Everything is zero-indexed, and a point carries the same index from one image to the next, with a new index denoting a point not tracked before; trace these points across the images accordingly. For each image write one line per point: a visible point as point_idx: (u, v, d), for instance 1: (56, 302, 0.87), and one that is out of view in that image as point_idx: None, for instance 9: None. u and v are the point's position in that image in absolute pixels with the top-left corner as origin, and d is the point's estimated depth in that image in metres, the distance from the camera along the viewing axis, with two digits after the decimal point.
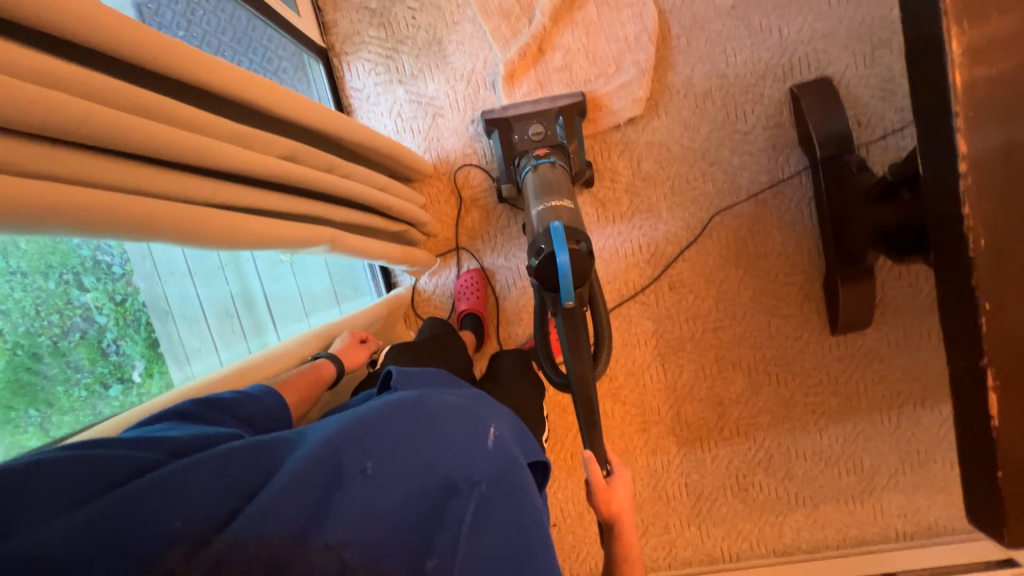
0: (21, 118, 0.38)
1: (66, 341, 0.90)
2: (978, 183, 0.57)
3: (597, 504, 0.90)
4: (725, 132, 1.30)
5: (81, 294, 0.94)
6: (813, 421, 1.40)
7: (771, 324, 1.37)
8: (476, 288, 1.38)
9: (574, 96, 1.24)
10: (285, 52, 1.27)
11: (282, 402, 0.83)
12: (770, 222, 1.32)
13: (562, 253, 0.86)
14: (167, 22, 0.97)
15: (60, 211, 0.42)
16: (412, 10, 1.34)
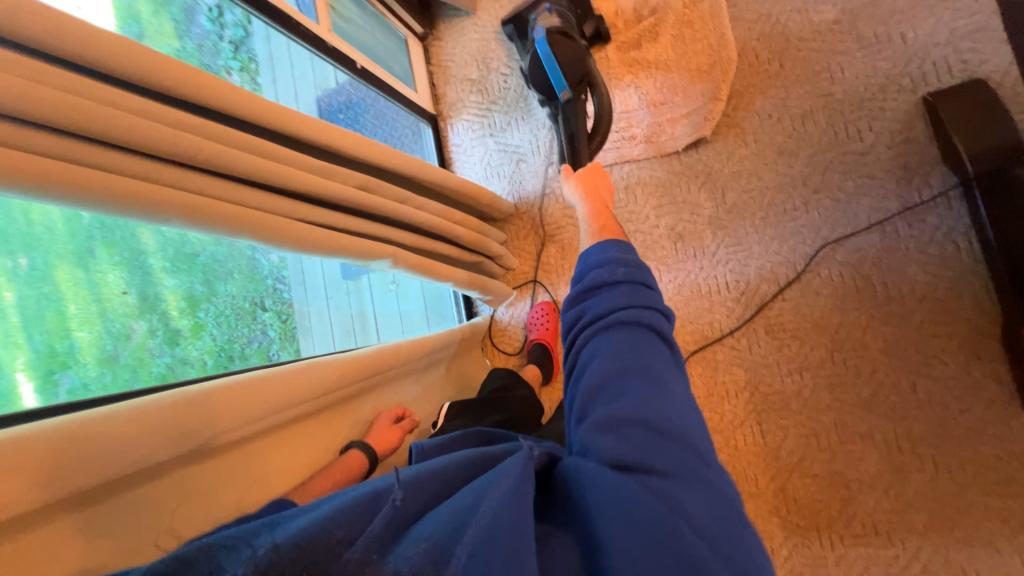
0: (164, 147, 0.57)
1: (248, 348, 1.07)
2: None
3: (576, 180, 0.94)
4: (834, 154, 1.13)
5: (262, 314, 1.19)
6: (1006, 536, 0.99)
7: (918, 387, 1.05)
8: (546, 319, 1.40)
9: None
10: (406, 121, 1.57)
11: None
12: (906, 257, 1.07)
13: (542, 42, 1.03)
14: (333, 110, 1.34)
15: (175, 211, 0.58)
16: (505, 74, 1.54)
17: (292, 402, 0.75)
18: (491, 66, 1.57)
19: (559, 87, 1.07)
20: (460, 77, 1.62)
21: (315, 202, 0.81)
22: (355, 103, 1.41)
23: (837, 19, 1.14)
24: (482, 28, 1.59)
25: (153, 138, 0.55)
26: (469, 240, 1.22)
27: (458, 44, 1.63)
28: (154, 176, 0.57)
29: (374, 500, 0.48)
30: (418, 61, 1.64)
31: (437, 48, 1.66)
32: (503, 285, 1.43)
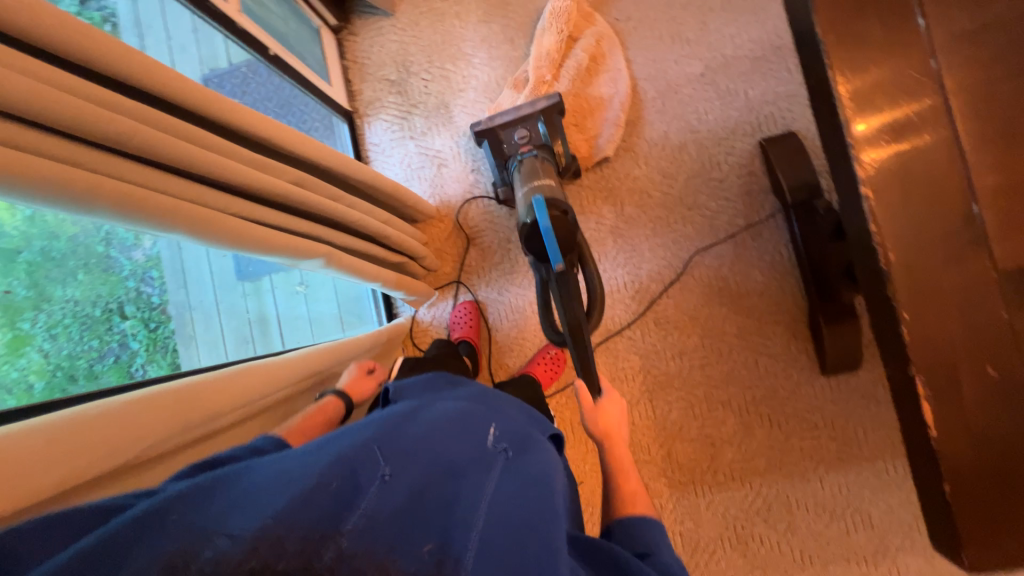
0: (84, 127, 0.52)
1: (99, 364, 0.95)
2: (880, 204, 0.65)
3: (589, 426, 0.96)
4: (701, 179, 1.41)
5: (120, 322, 1.04)
6: (812, 467, 1.34)
7: (759, 363, 1.37)
8: (469, 317, 1.46)
9: (552, 97, 1.31)
10: (318, 115, 1.49)
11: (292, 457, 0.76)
12: (750, 263, 1.38)
13: (541, 215, 0.94)
14: (225, 91, 1.19)
15: (102, 196, 0.53)
16: (425, 80, 1.57)
17: (220, 409, 0.80)
18: (411, 71, 1.58)
19: (556, 260, 0.93)
20: (378, 76, 1.60)
21: (247, 197, 0.77)
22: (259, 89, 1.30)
23: (702, 72, 1.43)
24: (401, 31, 1.60)
25: (73, 116, 0.50)
26: (396, 241, 1.23)
27: (375, 43, 1.61)
28: (75, 159, 0.52)
29: (364, 484, 0.55)
30: (332, 55, 1.58)
31: (351, 44, 1.62)
32: (426, 286, 1.45)
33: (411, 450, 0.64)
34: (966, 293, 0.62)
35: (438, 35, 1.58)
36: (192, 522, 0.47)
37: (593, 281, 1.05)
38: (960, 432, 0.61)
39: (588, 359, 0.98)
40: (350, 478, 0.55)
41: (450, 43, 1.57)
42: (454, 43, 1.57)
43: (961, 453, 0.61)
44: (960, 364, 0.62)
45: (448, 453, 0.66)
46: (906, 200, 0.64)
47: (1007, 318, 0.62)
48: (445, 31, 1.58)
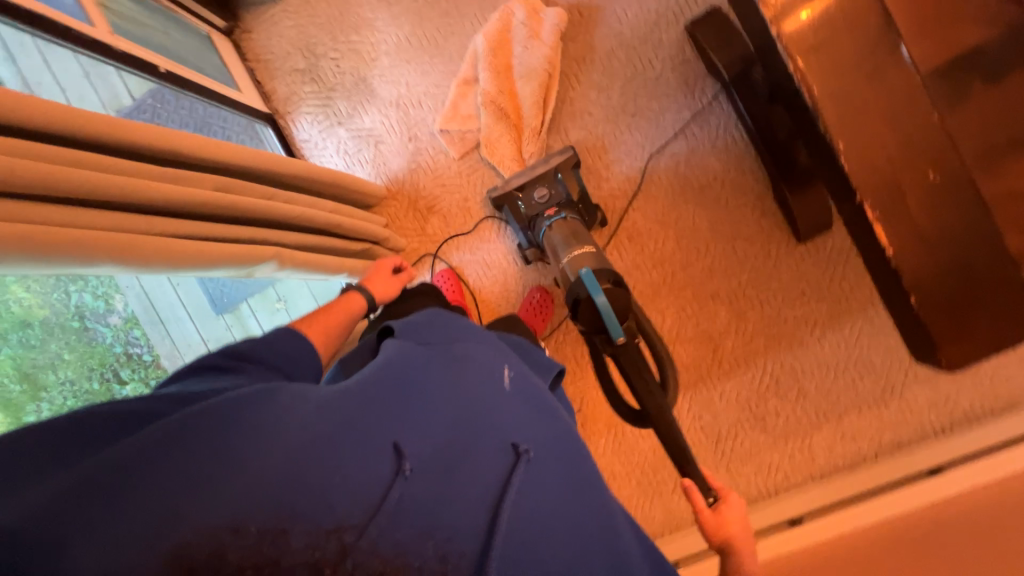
0: None
1: None
2: (794, 39, 0.62)
3: (705, 530, 0.80)
4: (637, 83, 1.37)
5: (120, 387, 1.17)
6: (810, 333, 1.38)
7: (736, 248, 1.38)
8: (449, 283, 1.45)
9: (567, 151, 1.25)
10: (240, 126, 1.42)
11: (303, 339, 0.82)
12: (705, 153, 1.36)
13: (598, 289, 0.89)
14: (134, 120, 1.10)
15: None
16: (335, 60, 1.50)
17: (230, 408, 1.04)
18: (318, 53, 1.50)
19: (617, 333, 0.90)
20: (287, 68, 1.52)
21: (171, 215, 0.76)
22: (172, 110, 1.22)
23: None
24: (294, 14, 1.50)
25: None
26: (350, 228, 1.21)
27: (272, 34, 1.52)
28: None
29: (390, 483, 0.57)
30: (231, 58, 1.49)
31: (249, 42, 1.53)
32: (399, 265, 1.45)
33: (443, 420, 0.66)
34: (892, 105, 0.62)
35: (332, 7, 1.49)
36: (203, 506, 0.49)
37: (654, 338, 0.97)
38: (913, 243, 0.63)
39: (679, 438, 0.88)
40: (374, 479, 0.56)
41: (347, 13, 1.48)
42: (351, 12, 1.48)
43: (916, 259, 0.63)
44: (900, 178, 0.62)
45: (484, 424, 0.68)
46: (821, 26, 0.62)
47: (936, 119, 0.61)
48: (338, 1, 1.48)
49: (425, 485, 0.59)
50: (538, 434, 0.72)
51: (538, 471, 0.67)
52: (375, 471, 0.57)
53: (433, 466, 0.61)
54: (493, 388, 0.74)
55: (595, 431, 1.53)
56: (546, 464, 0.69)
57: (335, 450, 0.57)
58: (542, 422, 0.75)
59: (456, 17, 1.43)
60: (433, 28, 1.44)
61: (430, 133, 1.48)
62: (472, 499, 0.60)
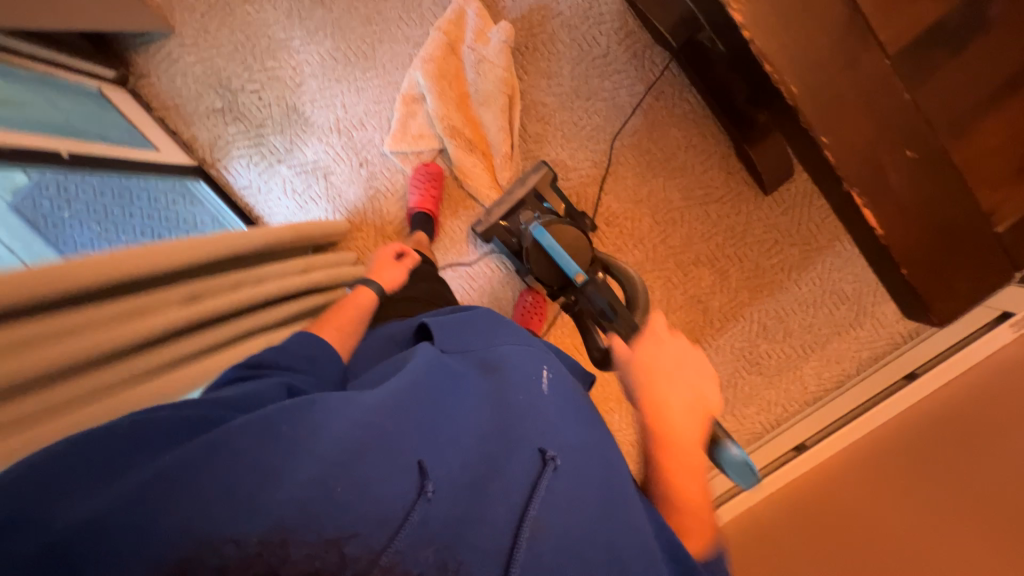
0: None
1: None
2: (768, 40, 0.61)
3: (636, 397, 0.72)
4: (586, 63, 1.32)
5: None
6: (787, 276, 1.46)
7: (710, 211, 1.41)
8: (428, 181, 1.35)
9: (540, 168, 1.29)
10: (167, 186, 1.29)
11: (319, 343, 0.78)
12: (665, 123, 1.35)
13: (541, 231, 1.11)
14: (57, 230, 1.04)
15: None
16: (255, 91, 1.34)
17: None
18: (234, 87, 1.34)
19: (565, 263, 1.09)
20: (202, 110, 1.35)
21: None
22: (78, 193, 1.09)
23: None
24: (193, 46, 1.32)
25: None
26: (327, 280, 1.14)
27: (174, 74, 1.33)
28: None
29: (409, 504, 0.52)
30: (134, 111, 1.29)
31: (150, 89, 1.34)
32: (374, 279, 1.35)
33: (477, 426, 0.62)
34: (867, 89, 0.62)
35: (237, 34, 1.32)
36: (222, 515, 0.45)
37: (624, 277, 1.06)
38: (898, 218, 0.66)
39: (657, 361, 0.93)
40: (397, 494, 0.52)
41: (257, 38, 1.32)
42: (261, 35, 1.32)
43: (901, 233, 0.66)
44: (880, 160, 0.64)
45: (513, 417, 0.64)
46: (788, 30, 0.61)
47: (907, 97, 0.63)
48: (241, 25, 1.32)
49: (449, 494, 0.54)
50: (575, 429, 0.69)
51: (573, 477, 0.61)
52: (398, 484, 0.53)
53: (461, 477, 0.56)
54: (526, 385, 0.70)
55: (608, 409, 1.59)
56: (582, 468, 0.63)
57: (362, 463, 0.52)
58: (578, 422, 0.70)
59: (380, 23, 1.31)
60: (357, 39, 1.32)
61: (380, 154, 1.38)
62: (499, 507, 0.55)
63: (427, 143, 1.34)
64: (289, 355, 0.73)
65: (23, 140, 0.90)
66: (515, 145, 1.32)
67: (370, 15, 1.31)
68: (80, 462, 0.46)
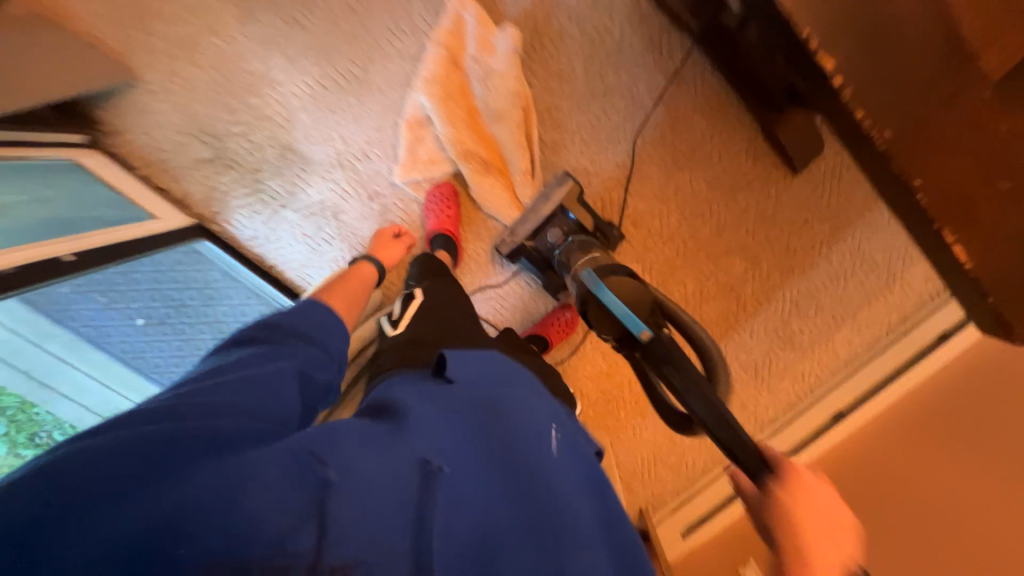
0: None
1: None
2: (856, 82, 0.56)
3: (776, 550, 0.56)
4: (599, 60, 1.23)
5: None
6: (817, 253, 1.44)
7: (739, 200, 1.37)
8: (446, 204, 1.28)
9: (565, 180, 1.17)
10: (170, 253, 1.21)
11: (321, 308, 0.80)
12: (690, 113, 1.27)
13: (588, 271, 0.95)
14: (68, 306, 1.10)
15: None
16: (244, 135, 1.23)
17: None
18: (219, 133, 1.23)
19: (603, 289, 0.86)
20: (189, 163, 1.24)
21: None
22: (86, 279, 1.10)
23: None
24: (163, 93, 1.19)
25: None
26: None
27: (148, 126, 1.21)
28: None
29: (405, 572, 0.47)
30: (116, 175, 1.18)
31: (127, 146, 1.22)
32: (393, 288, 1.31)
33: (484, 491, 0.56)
34: (960, 115, 0.57)
35: (212, 75, 1.20)
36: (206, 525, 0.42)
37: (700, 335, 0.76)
38: (995, 253, 0.62)
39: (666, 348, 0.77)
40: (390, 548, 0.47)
41: (235, 75, 1.20)
42: (239, 72, 1.20)
43: (998, 267, 0.62)
44: (974, 196, 0.60)
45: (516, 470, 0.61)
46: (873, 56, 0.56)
47: (1007, 126, 0.58)
48: (215, 63, 1.19)
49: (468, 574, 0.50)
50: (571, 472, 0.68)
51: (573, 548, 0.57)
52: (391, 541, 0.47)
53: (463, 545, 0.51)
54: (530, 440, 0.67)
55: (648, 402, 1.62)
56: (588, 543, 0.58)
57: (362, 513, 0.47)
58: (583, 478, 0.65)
59: (367, 42, 1.20)
60: (347, 62, 1.20)
61: (391, 185, 1.30)
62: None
63: (439, 169, 1.26)
64: (290, 328, 0.73)
65: (21, 257, 0.84)
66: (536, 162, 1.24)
67: (358, 34, 1.19)
68: (107, 464, 0.44)
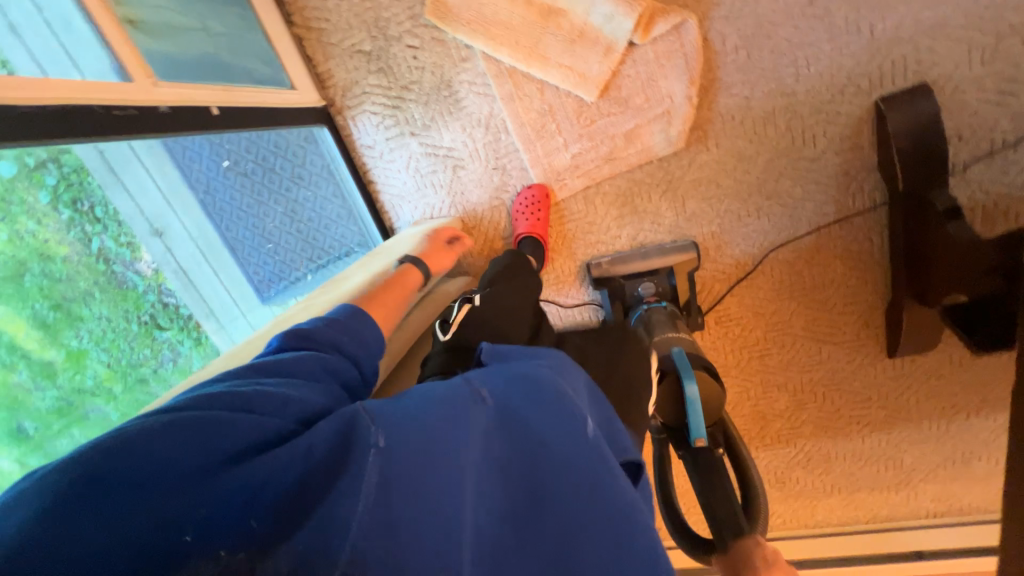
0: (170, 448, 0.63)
1: (162, 369, 0.94)
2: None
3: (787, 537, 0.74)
4: (789, 160, 1.12)
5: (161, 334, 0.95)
6: (856, 429, 1.45)
7: (822, 351, 1.34)
8: (536, 207, 1.21)
9: (687, 247, 1.21)
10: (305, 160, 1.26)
11: (369, 324, 0.68)
12: (834, 254, 1.20)
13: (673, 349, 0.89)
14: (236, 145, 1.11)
15: None
16: (412, 48, 1.14)
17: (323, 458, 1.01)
18: (389, 33, 1.13)
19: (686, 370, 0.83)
20: (344, 43, 1.16)
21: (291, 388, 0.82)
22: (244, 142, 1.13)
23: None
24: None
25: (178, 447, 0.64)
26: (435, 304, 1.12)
27: None
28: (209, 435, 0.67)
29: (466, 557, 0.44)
30: (274, 26, 1.10)
31: (295, 3, 1.14)
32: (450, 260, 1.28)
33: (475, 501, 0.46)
34: None
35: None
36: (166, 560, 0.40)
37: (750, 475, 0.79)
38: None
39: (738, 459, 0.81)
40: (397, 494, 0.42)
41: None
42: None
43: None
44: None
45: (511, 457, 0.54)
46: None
47: None
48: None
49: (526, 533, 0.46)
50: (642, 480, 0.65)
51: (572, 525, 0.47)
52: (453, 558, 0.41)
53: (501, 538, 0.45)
54: (545, 385, 0.57)
55: None
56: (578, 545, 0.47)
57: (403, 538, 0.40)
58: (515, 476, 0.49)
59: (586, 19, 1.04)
60: (546, 23, 1.05)
61: (521, 167, 1.22)
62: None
63: (566, 170, 1.20)
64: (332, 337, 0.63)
65: (186, 102, 0.79)
66: (666, 221, 1.22)
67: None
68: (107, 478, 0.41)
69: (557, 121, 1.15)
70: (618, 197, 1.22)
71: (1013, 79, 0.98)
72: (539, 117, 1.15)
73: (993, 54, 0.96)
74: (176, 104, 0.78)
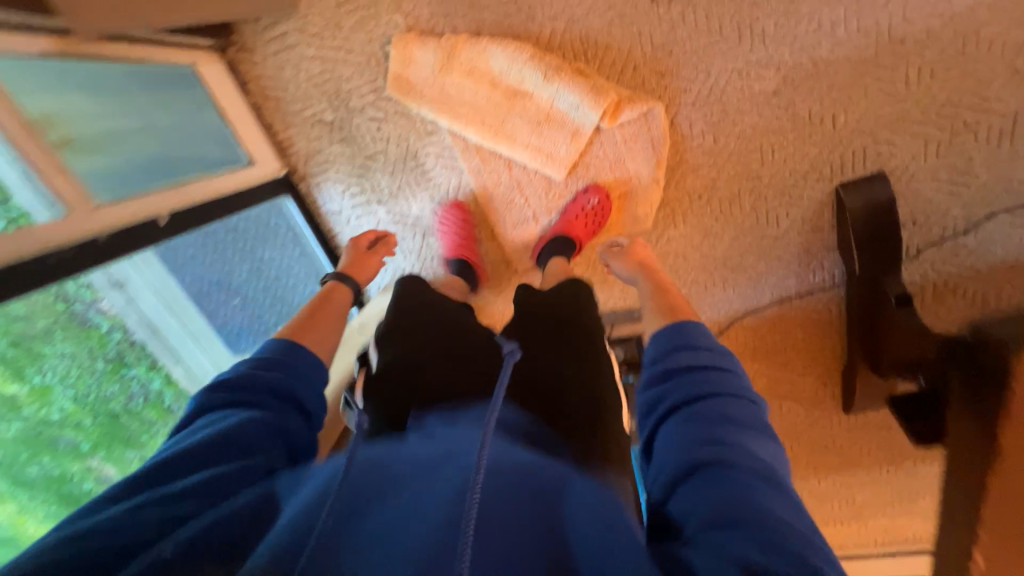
0: None
1: (133, 405, 0.96)
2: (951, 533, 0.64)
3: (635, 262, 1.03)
4: (754, 238, 1.13)
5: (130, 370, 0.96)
6: (814, 473, 1.52)
7: (783, 406, 1.39)
8: (457, 226, 1.14)
9: None
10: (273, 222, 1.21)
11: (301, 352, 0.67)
12: (795, 322, 1.23)
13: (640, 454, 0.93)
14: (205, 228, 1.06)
15: None
16: (376, 119, 1.10)
17: None
18: (351, 103, 1.09)
19: None
20: (305, 113, 1.11)
21: None
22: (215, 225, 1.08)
23: (777, 89, 0.97)
24: (321, 40, 1.03)
25: None
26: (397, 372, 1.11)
27: (284, 62, 1.06)
28: None
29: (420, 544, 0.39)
30: (229, 100, 1.05)
31: (249, 71, 1.08)
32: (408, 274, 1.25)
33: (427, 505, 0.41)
34: None
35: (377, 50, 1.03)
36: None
37: None
38: None
39: None
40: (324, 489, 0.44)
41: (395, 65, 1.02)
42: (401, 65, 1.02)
43: None
44: None
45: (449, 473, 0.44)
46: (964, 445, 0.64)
47: None
48: (384, 43, 1.02)
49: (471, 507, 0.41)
50: (688, 358, 0.57)
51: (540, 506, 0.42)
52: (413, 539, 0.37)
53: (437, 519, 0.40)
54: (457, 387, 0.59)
55: None
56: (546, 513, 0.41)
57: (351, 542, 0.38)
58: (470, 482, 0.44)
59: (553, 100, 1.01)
60: (512, 103, 1.02)
61: (490, 237, 1.21)
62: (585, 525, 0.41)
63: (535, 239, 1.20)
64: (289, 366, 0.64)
65: (128, 223, 0.76)
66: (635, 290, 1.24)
67: (541, 84, 0.98)
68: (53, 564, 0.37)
69: (526, 195, 1.13)
70: (588, 266, 1.23)
71: (966, 172, 1.00)
72: (506, 190, 1.13)
73: (947, 148, 0.98)
74: (117, 227, 0.75)
